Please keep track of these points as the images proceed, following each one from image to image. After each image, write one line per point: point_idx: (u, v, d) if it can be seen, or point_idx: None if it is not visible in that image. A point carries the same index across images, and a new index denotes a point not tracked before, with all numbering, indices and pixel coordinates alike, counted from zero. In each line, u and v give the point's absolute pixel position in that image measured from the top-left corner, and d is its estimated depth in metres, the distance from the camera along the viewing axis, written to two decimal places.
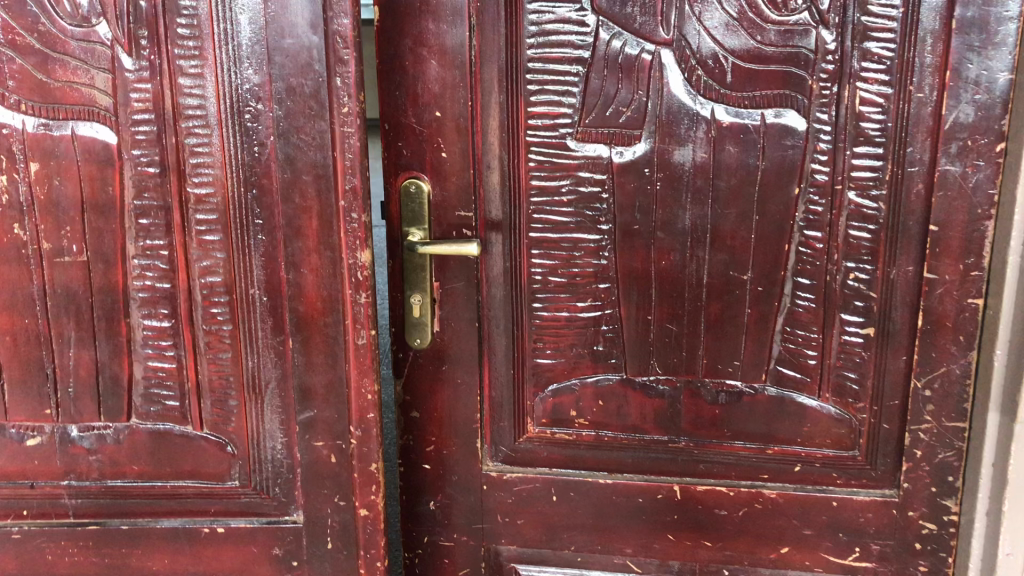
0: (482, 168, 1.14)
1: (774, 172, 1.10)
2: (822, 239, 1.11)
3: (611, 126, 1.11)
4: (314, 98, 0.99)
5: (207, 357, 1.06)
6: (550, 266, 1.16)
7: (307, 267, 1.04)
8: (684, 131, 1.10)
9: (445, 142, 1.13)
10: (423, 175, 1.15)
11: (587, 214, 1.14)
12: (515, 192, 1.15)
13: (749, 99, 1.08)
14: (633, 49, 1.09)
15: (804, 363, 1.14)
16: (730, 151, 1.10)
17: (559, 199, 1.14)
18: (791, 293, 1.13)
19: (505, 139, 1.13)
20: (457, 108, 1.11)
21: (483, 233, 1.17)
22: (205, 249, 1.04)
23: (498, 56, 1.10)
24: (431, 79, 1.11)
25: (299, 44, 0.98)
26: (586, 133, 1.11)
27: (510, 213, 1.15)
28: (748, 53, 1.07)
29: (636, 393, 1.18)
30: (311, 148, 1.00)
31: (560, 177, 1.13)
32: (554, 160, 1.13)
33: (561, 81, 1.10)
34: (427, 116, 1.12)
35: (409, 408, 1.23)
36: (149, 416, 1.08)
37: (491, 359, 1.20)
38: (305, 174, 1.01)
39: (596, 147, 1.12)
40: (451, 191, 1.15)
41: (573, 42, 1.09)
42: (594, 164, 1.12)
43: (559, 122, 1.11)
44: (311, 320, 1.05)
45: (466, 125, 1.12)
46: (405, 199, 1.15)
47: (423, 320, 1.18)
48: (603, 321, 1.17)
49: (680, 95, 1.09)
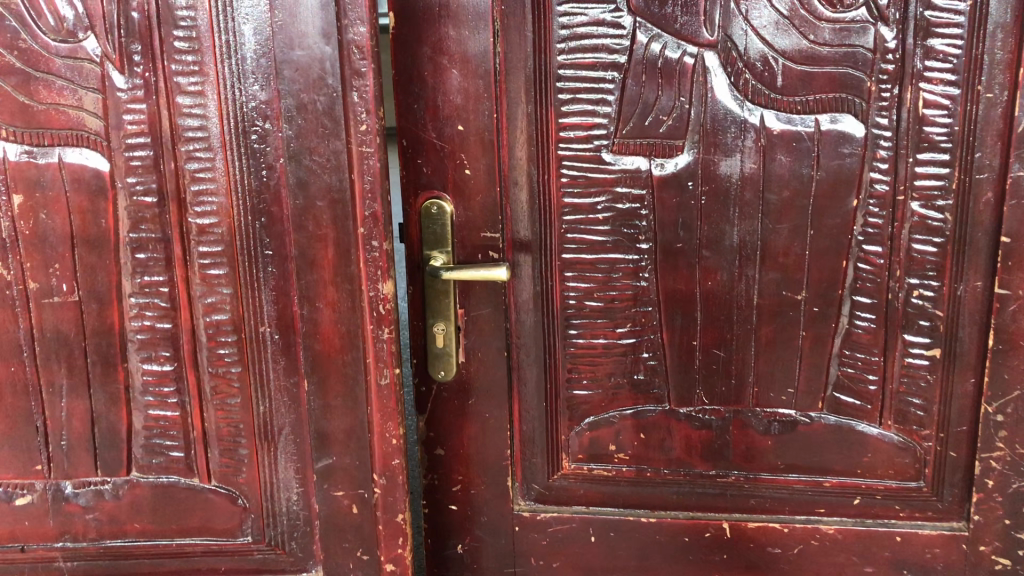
0: (509, 185, 1.04)
1: (830, 181, 1.00)
2: (883, 254, 1.01)
3: (650, 136, 1.01)
4: (327, 115, 0.90)
5: (214, 402, 0.97)
6: (585, 290, 1.06)
7: (323, 301, 0.94)
8: (732, 140, 1.00)
9: (469, 157, 1.04)
10: (444, 194, 1.05)
11: (625, 233, 1.04)
12: (546, 210, 1.05)
13: (802, 103, 0.98)
14: (674, 52, 0.99)
15: (863, 388, 1.05)
16: (782, 160, 1.00)
17: (594, 217, 1.04)
18: (849, 313, 1.04)
19: (534, 154, 1.03)
20: (482, 121, 1.02)
21: (511, 255, 1.07)
22: (209, 284, 0.94)
23: (525, 63, 1.01)
24: (452, 89, 1.01)
25: (310, 56, 0.89)
26: (623, 144, 1.02)
27: (540, 233, 1.06)
28: (800, 53, 0.97)
29: (680, 424, 1.09)
30: (325, 170, 0.91)
31: (595, 193, 1.04)
32: (588, 175, 1.03)
33: (595, 89, 1.01)
34: (448, 130, 1.03)
35: (433, 445, 1.13)
36: (152, 468, 0.98)
37: (521, 390, 1.11)
38: (319, 200, 0.92)
39: (634, 159, 1.02)
40: (476, 211, 1.06)
41: (608, 46, 1.00)
42: (633, 178, 1.03)
43: (593, 133, 1.02)
44: (327, 359, 0.95)
45: (491, 139, 1.02)
46: (425, 220, 1.05)
47: (447, 350, 1.08)
48: (643, 348, 1.07)
49: (727, 101, 0.99)
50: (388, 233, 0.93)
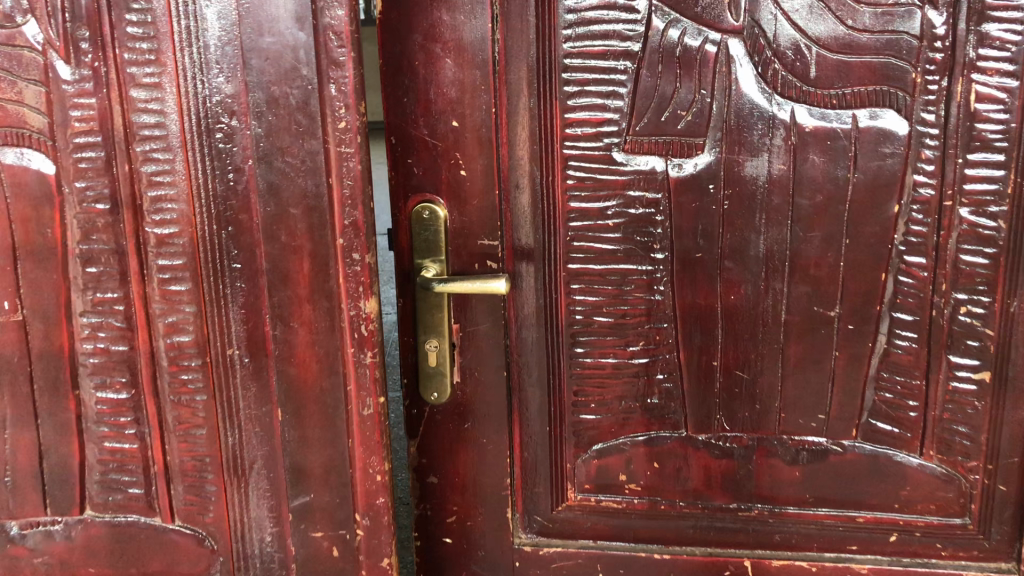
0: (509, 187, 0.94)
1: (867, 185, 0.89)
2: (927, 266, 0.90)
3: (667, 134, 0.90)
4: (301, 111, 0.80)
5: (177, 433, 0.87)
6: (593, 304, 0.95)
7: (297, 321, 0.85)
8: (758, 138, 0.89)
9: (464, 156, 0.92)
10: (437, 198, 0.94)
11: (638, 241, 0.93)
12: (550, 216, 0.94)
13: (837, 97, 0.87)
14: (693, 39, 0.88)
15: (902, 415, 0.95)
16: (814, 161, 0.89)
17: (603, 223, 0.93)
18: (887, 331, 0.93)
19: (537, 153, 0.92)
20: (478, 116, 0.91)
21: (511, 264, 0.96)
22: (170, 301, 0.84)
23: (527, 52, 0.90)
24: (446, 80, 0.90)
25: (281, 43, 0.78)
26: (636, 142, 0.91)
27: (544, 242, 0.95)
28: (836, 40, 0.86)
29: (698, 452, 0.99)
30: (300, 173, 0.81)
31: (604, 196, 0.93)
32: (596, 177, 0.92)
33: (605, 80, 0.90)
34: (441, 127, 0.92)
35: (425, 473, 1.03)
36: (108, 507, 0.89)
37: (522, 413, 1.00)
38: (293, 207, 0.82)
39: (649, 159, 0.91)
40: (473, 216, 0.94)
41: (620, 32, 0.88)
42: (648, 180, 0.92)
43: (603, 130, 0.91)
44: (303, 387, 0.86)
45: (489, 136, 0.91)
46: (416, 227, 0.94)
47: (441, 369, 0.97)
48: (657, 368, 0.96)
49: (753, 95, 0.88)
50: (371, 244, 0.83)
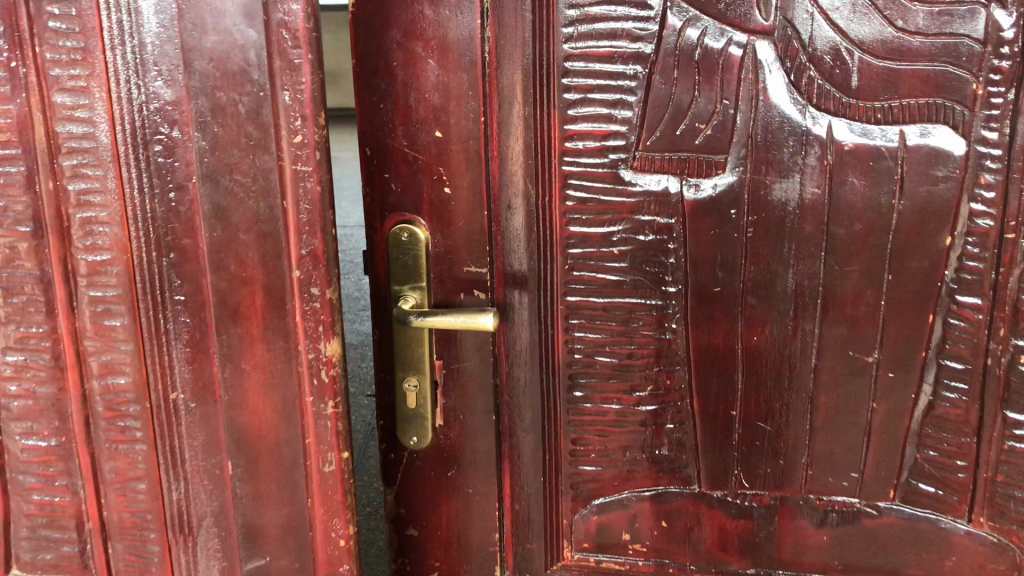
0: (500, 207, 0.82)
1: (916, 213, 0.76)
2: (983, 307, 0.77)
3: (682, 150, 0.78)
4: (251, 121, 0.68)
5: (115, 485, 0.76)
6: (594, 342, 0.84)
7: (249, 362, 0.74)
8: (789, 156, 0.77)
9: (449, 172, 0.81)
10: (418, 218, 0.83)
11: (647, 272, 0.81)
12: (546, 240, 0.82)
13: (883, 110, 0.74)
14: (715, 40, 0.75)
15: (948, 476, 0.82)
16: (854, 184, 0.76)
17: (607, 251, 0.81)
18: (933, 384, 0.80)
19: (532, 168, 0.81)
20: (466, 125, 0.80)
21: (502, 291, 0.85)
22: (104, 338, 0.73)
23: (522, 53, 0.78)
24: (429, 85, 0.79)
25: (228, 42, 0.67)
26: (646, 159, 0.79)
27: (540, 269, 0.83)
28: (883, 44, 0.73)
29: (712, 512, 0.87)
30: (250, 194, 0.70)
31: (609, 220, 0.81)
32: (600, 198, 0.80)
33: (612, 86, 0.78)
34: (422, 137, 0.81)
35: (404, 524, 0.91)
36: (39, 565, 0.79)
37: (514, 461, 0.88)
38: (243, 232, 0.71)
39: (661, 178, 0.79)
40: (459, 238, 0.83)
41: (630, 31, 0.76)
42: (660, 202, 0.79)
43: (608, 144, 0.79)
44: (257, 437, 0.76)
45: (478, 149, 0.80)
46: (394, 251, 0.83)
47: (421, 412, 0.86)
48: (666, 417, 0.84)
49: (784, 106, 0.76)
50: (331, 278, 0.72)
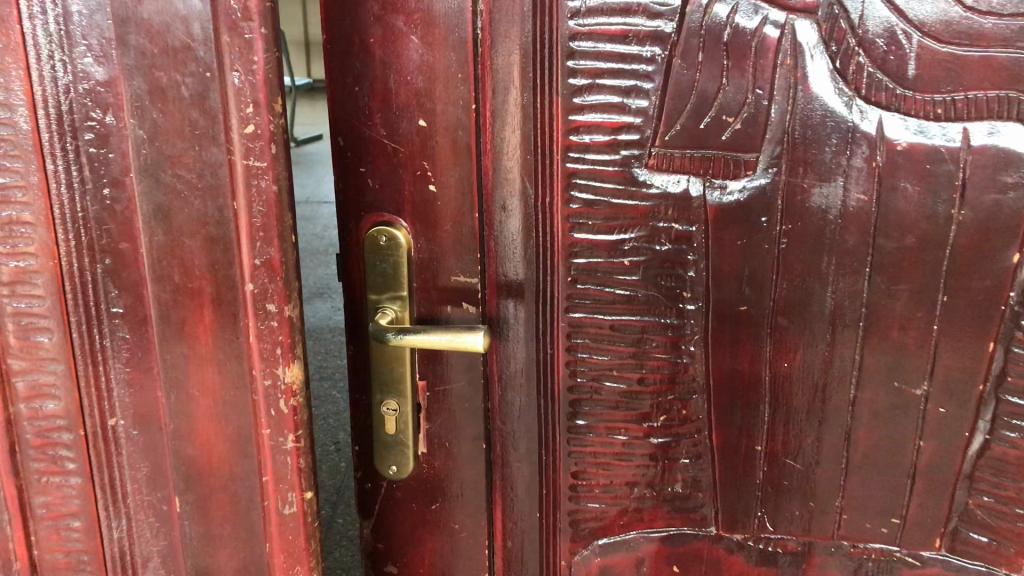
0: (493, 208, 0.72)
1: (978, 225, 0.65)
2: None
3: (707, 147, 0.67)
4: (196, 107, 0.58)
5: (47, 523, 0.65)
6: (600, 365, 0.74)
7: (196, 387, 0.64)
8: (830, 157, 0.66)
9: (435, 167, 0.71)
10: (398, 220, 0.73)
11: (662, 286, 0.71)
12: (546, 247, 0.72)
13: (944, 104, 0.63)
14: (748, 19, 0.64)
15: (1005, 526, 0.71)
16: (906, 191, 0.65)
17: (616, 262, 0.71)
18: (992, 420, 0.69)
19: (530, 165, 0.71)
20: (453, 112, 0.70)
21: (494, 303, 0.75)
22: (30, 355, 0.61)
23: (520, 31, 0.67)
24: (411, 66, 0.69)
25: (167, 13, 0.56)
26: (663, 157, 0.68)
27: (538, 278, 0.73)
28: (948, 26, 0.62)
29: (729, 557, 0.78)
30: (196, 193, 0.59)
31: (619, 226, 0.70)
32: (610, 200, 0.70)
33: (625, 71, 0.67)
34: (404, 126, 0.70)
35: (382, 560, 0.83)
36: None
37: (506, 494, 0.79)
38: (188, 237, 0.60)
39: (680, 179, 0.68)
40: (445, 244, 0.74)
41: (647, 6, 0.65)
42: (680, 206, 0.69)
43: (620, 138, 0.68)
44: (208, 472, 0.66)
45: (467, 141, 0.70)
46: (371, 257, 0.73)
47: (401, 439, 0.77)
48: (679, 451, 0.75)
49: (825, 97, 0.65)
50: (290, 293, 0.62)
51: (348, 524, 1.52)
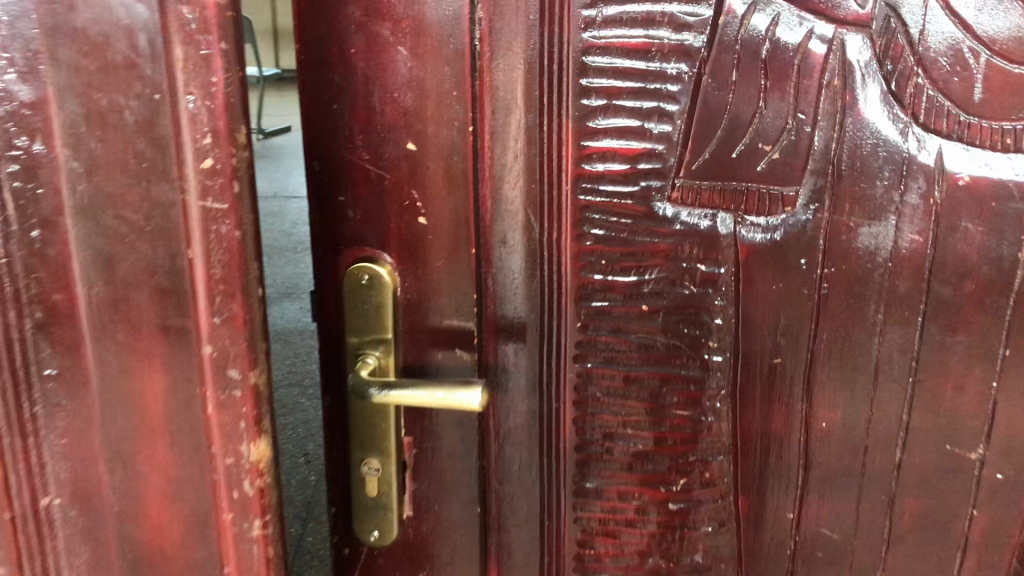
0: (492, 242, 0.64)
1: None
2: None
3: (739, 179, 0.58)
4: (143, 136, 0.48)
5: None
6: (611, 423, 0.66)
7: (146, 463, 0.54)
8: (881, 193, 0.57)
9: (425, 197, 0.62)
10: (382, 255, 0.64)
11: (684, 335, 0.63)
12: (554, 287, 0.63)
13: (1014, 134, 0.55)
14: (791, 32, 0.55)
15: None
16: (967, 232, 0.57)
17: (633, 307, 0.62)
18: None
19: (535, 196, 0.62)
20: (447, 135, 0.60)
21: (492, 348, 0.66)
22: None
23: (524, 45, 0.59)
24: (398, 81, 0.59)
25: (106, 23, 0.46)
26: (688, 190, 0.59)
27: (543, 321, 0.65)
28: (1020, 44, 0.54)
29: None
30: (144, 237, 0.49)
31: (637, 266, 0.61)
32: (627, 238, 0.61)
33: (646, 91, 0.58)
34: (390, 151, 0.61)
35: None
36: None
37: (502, 561, 0.72)
38: (135, 289, 0.51)
39: (708, 214, 0.59)
40: (435, 285, 0.64)
41: (673, 16, 0.56)
42: (706, 245, 0.60)
43: (639, 168, 0.59)
44: (160, 557, 0.56)
45: (463, 168, 0.61)
46: (351, 299, 0.64)
47: (384, 502, 0.68)
48: (698, 518, 0.67)
49: (878, 123, 0.56)
50: (257, 356, 0.51)
51: (318, 543, 1.46)
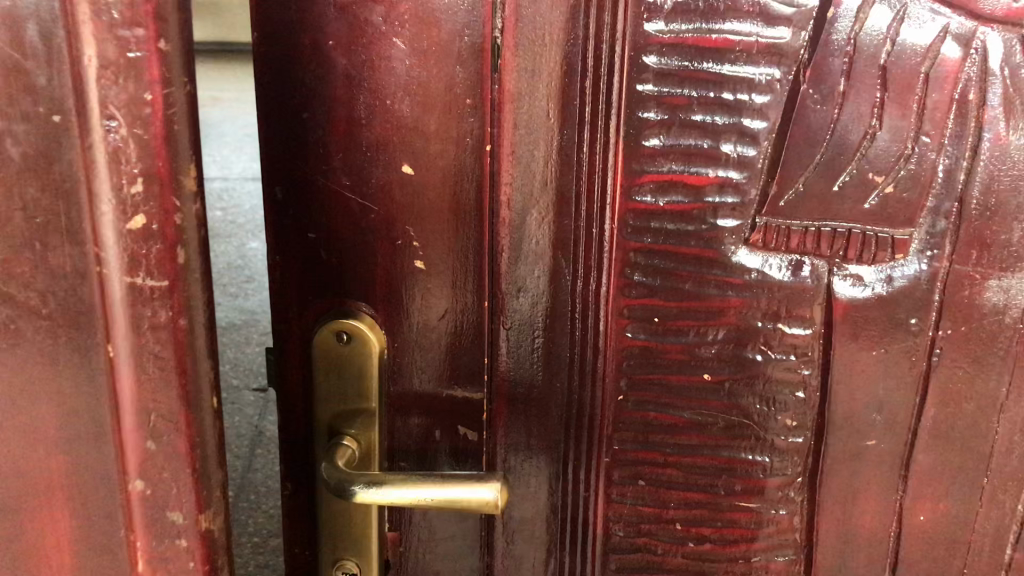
0: (506, 292, 0.48)
1: None
2: None
3: (838, 218, 0.45)
4: (35, 177, 0.32)
5: None
6: (652, 515, 0.52)
7: None
8: (1017, 238, 0.45)
9: (422, 236, 0.47)
10: (361, 306, 0.48)
11: (754, 412, 0.49)
12: (587, 349, 0.49)
13: None
14: (922, 30, 0.42)
15: None
16: None
17: (692, 377, 0.49)
18: None
19: (567, 235, 0.47)
20: (454, 156, 0.45)
21: (503, 423, 0.51)
22: None
23: (562, 34, 0.44)
24: (391, 85, 0.44)
25: None
26: (772, 231, 0.46)
27: (570, 391, 0.50)
28: None
29: None
30: (38, 323, 0.33)
31: (698, 326, 0.48)
32: (688, 290, 0.47)
33: (723, 104, 0.44)
34: (378, 175, 0.46)
35: None
36: None
37: None
38: (25, 398, 0.34)
39: (794, 261, 0.46)
40: (432, 347, 0.49)
41: (765, 5, 0.42)
42: (792, 300, 0.47)
43: (707, 202, 0.45)
44: None
45: (476, 199, 0.46)
46: (320, 363, 0.48)
47: None
48: None
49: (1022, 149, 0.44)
50: (209, 495, 0.36)
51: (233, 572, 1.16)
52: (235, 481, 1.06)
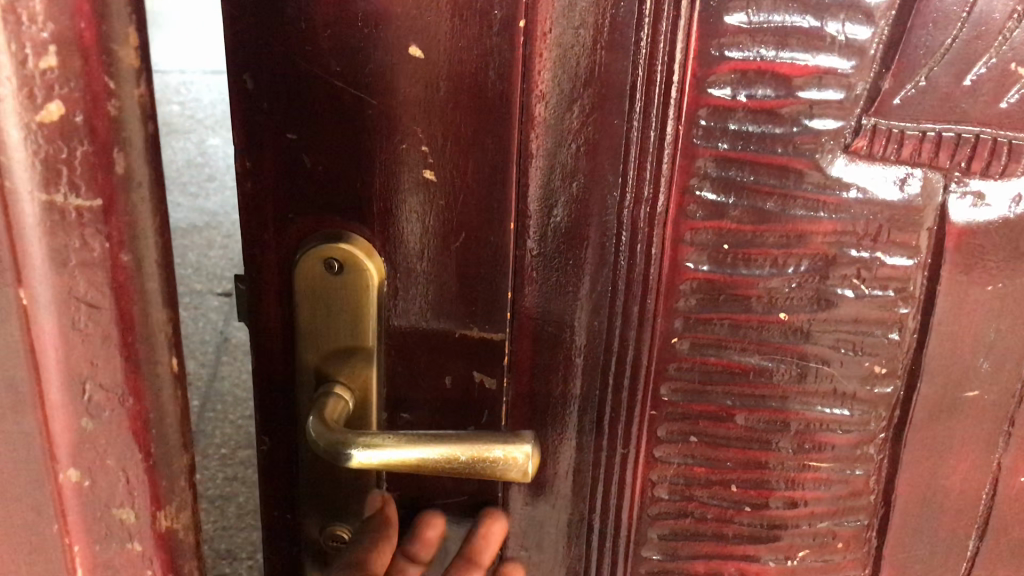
0: (535, 208, 0.38)
1: None
2: None
3: (966, 122, 0.36)
4: None
5: None
6: (705, 476, 0.44)
7: None
8: None
9: (433, 136, 0.36)
10: (351, 230, 0.38)
11: (836, 357, 0.41)
12: (635, 280, 0.40)
13: None
14: None
15: None
16: None
17: (765, 315, 0.40)
18: None
19: (617, 138, 0.37)
20: (477, 34, 0.34)
21: (528, 368, 0.42)
22: None
23: None
24: None
25: None
26: (881, 137, 0.36)
27: (609, 329, 0.41)
28: None
29: None
30: None
31: (776, 254, 0.39)
32: (768, 210, 0.38)
33: None
34: (377, 57, 0.35)
35: None
36: None
37: None
38: None
39: (904, 175, 0.37)
40: (441, 279, 0.39)
41: None
42: (895, 225, 0.38)
43: (800, 98, 0.36)
44: None
45: (504, 91, 0.36)
46: (304, 299, 0.39)
47: None
48: None
49: None
50: (172, 485, 0.27)
51: None
52: (201, 391, 0.97)
